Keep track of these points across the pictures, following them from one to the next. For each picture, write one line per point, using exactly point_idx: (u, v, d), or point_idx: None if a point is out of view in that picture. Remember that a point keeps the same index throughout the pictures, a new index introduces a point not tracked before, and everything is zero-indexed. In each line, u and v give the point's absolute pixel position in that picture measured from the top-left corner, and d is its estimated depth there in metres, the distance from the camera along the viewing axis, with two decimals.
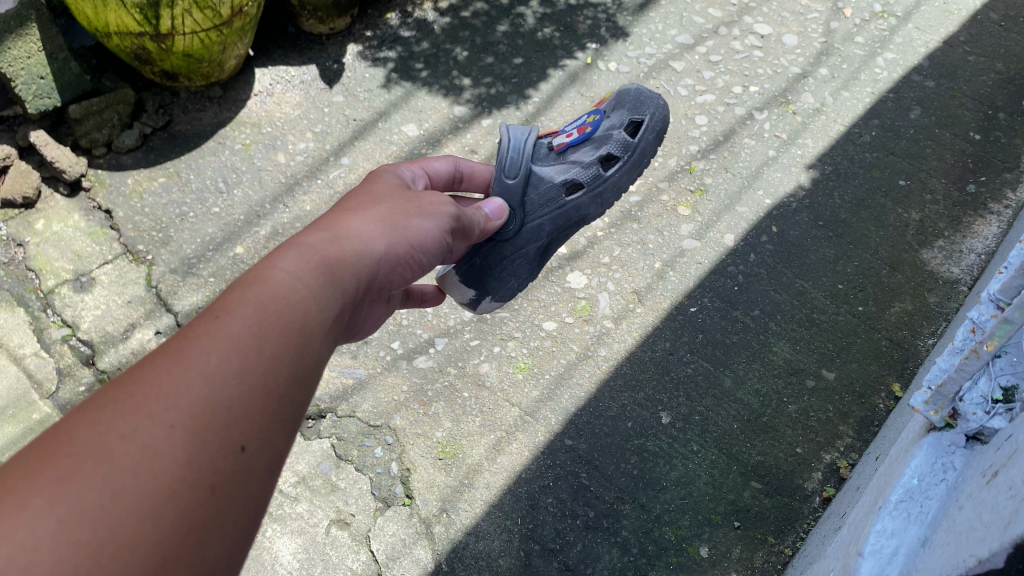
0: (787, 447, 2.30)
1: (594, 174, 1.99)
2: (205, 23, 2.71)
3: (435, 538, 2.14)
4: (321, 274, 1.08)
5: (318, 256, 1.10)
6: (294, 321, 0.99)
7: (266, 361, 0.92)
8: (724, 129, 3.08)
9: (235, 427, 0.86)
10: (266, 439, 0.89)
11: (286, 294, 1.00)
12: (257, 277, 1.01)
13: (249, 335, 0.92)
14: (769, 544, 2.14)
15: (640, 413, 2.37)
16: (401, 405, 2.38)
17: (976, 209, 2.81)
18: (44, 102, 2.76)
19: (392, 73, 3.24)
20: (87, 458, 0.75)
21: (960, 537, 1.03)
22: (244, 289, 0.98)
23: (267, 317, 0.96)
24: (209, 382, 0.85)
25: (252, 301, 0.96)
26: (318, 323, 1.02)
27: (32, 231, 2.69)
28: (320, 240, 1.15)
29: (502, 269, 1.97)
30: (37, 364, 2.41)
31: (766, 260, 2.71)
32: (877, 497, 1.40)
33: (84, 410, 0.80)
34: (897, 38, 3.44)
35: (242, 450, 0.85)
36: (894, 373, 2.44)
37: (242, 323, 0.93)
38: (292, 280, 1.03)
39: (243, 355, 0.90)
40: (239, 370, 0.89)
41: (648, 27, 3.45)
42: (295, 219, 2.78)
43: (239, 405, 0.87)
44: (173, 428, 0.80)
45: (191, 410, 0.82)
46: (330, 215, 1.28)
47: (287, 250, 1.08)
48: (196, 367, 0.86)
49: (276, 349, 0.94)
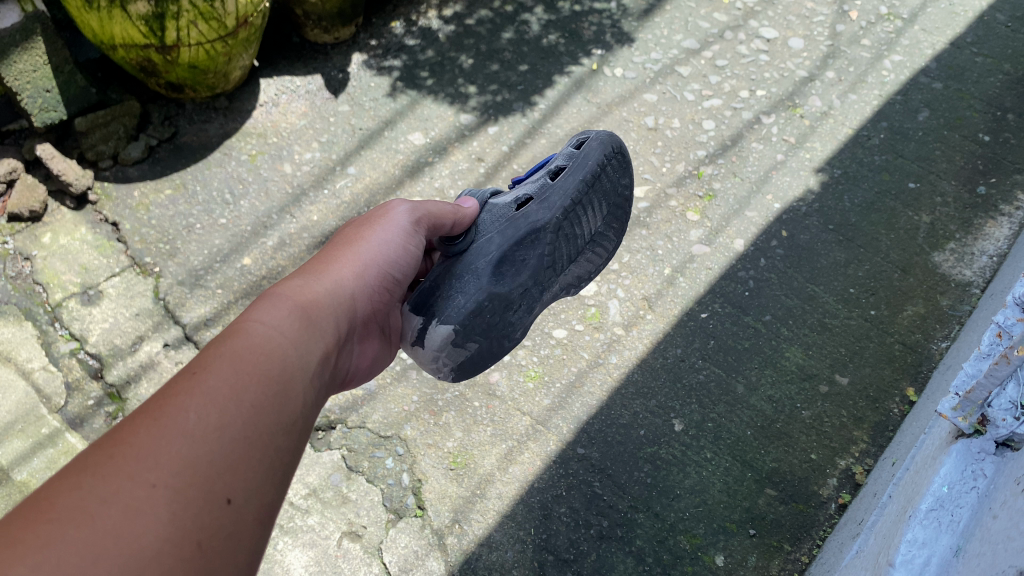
0: (802, 454, 2.28)
1: (540, 186, 1.84)
2: (210, 34, 2.71)
3: (447, 549, 2.12)
4: (289, 332, 1.22)
5: (286, 319, 1.24)
6: (265, 373, 1.12)
7: (242, 414, 1.03)
8: (732, 133, 3.07)
9: (217, 481, 0.94)
10: (247, 488, 0.98)
11: (260, 349, 1.14)
12: (228, 339, 1.15)
13: (224, 391, 1.04)
14: (785, 552, 2.12)
15: (653, 421, 2.35)
16: (411, 415, 2.36)
17: (987, 211, 2.79)
18: (50, 115, 2.77)
19: (397, 82, 3.23)
20: (69, 523, 0.82)
21: (996, 548, 1.00)
22: (219, 350, 1.11)
23: (241, 372, 1.08)
24: (188, 439, 0.95)
25: (226, 360, 1.09)
26: (290, 374, 1.16)
27: (39, 245, 2.69)
28: (288, 294, 1.31)
29: (452, 291, 1.71)
30: (45, 378, 2.39)
31: (777, 265, 2.69)
32: (904, 506, 1.39)
33: (65, 477, 0.87)
34: (903, 40, 3.43)
35: (227, 502, 0.94)
36: (908, 377, 2.42)
37: (216, 379, 1.05)
38: (262, 335, 1.18)
39: (220, 410, 1.01)
40: (217, 423, 0.99)
41: (652, 32, 3.45)
42: (302, 229, 2.77)
43: (220, 457, 0.96)
44: (156, 487, 0.88)
45: (174, 468, 0.91)
46: (298, 274, 1.44)
47: (259, 309, 1.24)
48: (174, 426, 0.96)
49: (250, 401, 1.06)
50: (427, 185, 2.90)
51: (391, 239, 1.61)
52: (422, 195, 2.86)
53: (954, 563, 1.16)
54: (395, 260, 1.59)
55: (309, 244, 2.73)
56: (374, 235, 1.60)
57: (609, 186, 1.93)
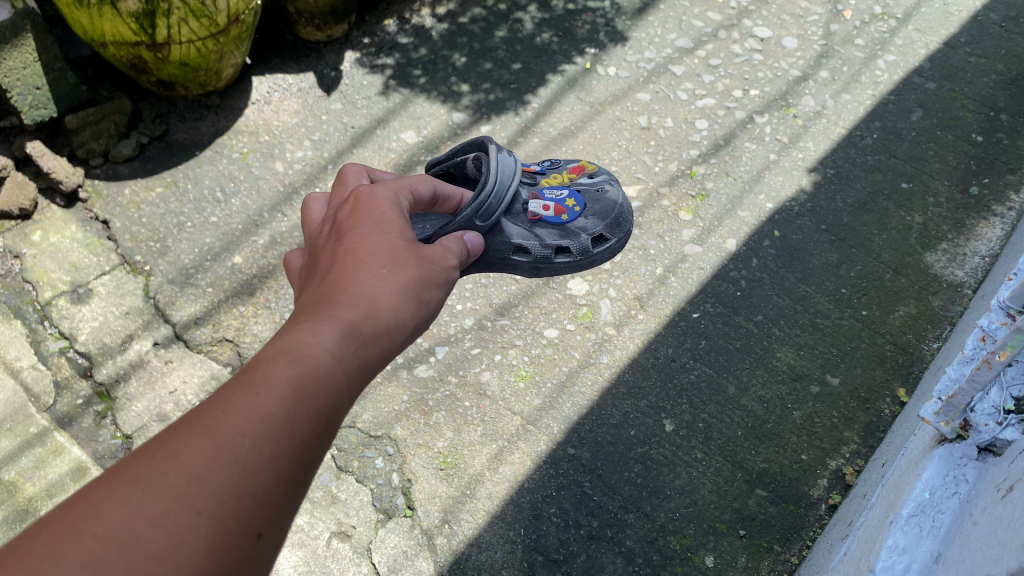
0: (792, 454, 2.28)
1: (541, 258, 1.95)
2: (201, 31, 2.69)
3: (436, 549, 2.12)
4: (357, 348, 1.04)
5: (354, 330, 1.06)
6: (332, 398, 0.96)
7: (297, 446, 0.89)
8: (725, 133, 3.07)
9: (256, 513, 0.83)
10: (284, 523, 0.86)
11: (325, 370, 0.97)
12: (296, 345, 0.98)
13: (285, 415, 0.89)
14: (774, 552, 2.12)
15: (644, 421, 2.34)
16: (401, 415, 2.36)
17: (980, 211, 2.79)
18: (40, 113, 2.74)
19: (390, 81, 3.23)
20: (111, 543, 0.73)
21: (974, 556, 1.00)
22: (285, 358, 0.94)
23: (305, 395, 0.92)
24: (237, 467, 0.82)
25: (292, 377, 0.93)
26: (352, 402, 1.00)
27: (29, 243, 2.68)
28: (353, 306, 1.11)
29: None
30: (34, 377, 2.39)
31: (769, 265, 2.69)
32: (887, 511, 1.38)
33: (108, 483, 0.77)
34: (897, 40, 3.42)
35: (260, 537, 0.83)
36: (900, 378, 2.41)
37: (279, 402, 0.89)
38: (329, 349, 1.00)
39: (276, 437, 0.87)
40: (271, 453, 0.86)
41: (646, 31, 3.44)
42: (293, 227, 2.76)
43: (266, 491, 0.84)
44: (199, 515, 0.78)
45: (220, 496, 0.80)
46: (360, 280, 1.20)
47: (327, 319, 1.05)
48: (227, 448, 0.83)
49: (308, 432, 0.91)
50: None
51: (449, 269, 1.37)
52: None
53: (933, 569, 1.16)
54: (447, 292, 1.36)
55: (299, 243, 2.72)
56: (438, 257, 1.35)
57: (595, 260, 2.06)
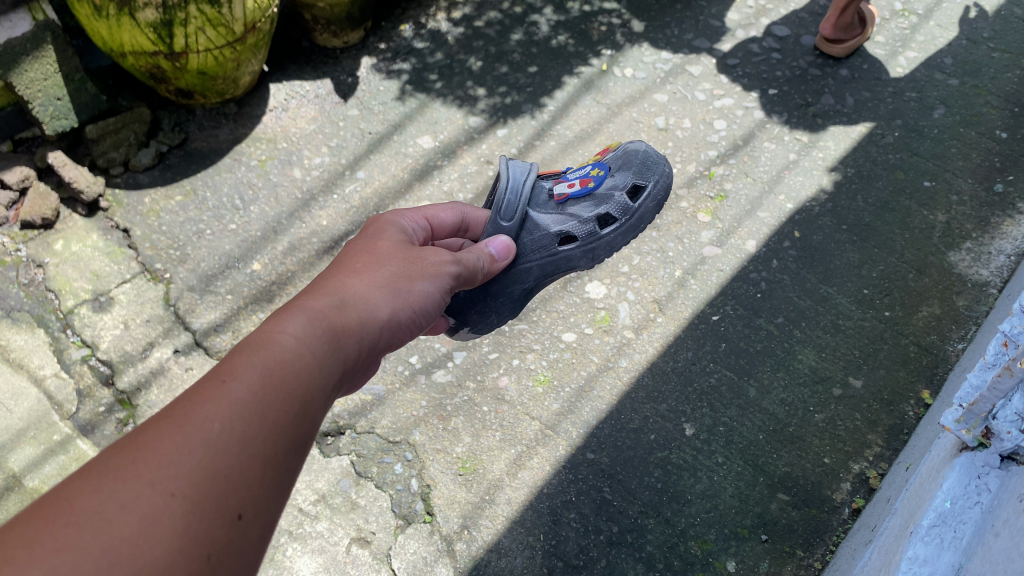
0: (815, 458, 2.25)
1: (587, 229, 1.98)
2: (219, 40, 2.71)
3: (456, 556, 2.11)
4: (325, 338, 1.06)
5: (322, 323, 1.09)
6: (301, 384, 0.98)
7: (266, 429, 0.91)
8: (744, 133, 3.04)
9: (232, 494, 0.84)
10: (263, 503, 0.88)
11: (293, 359, 0.99)
12: (261, 338, 1.00)
13: (253, 401, 0.91)
14: (797, 557, 2.09)
15: (664, 425, 2.33)
16: (420, 420, 2.36)
17: (1004, 209, 2.75)
18: (61, 123, 2.79)
19: (406, 86, 3.23)
20: (86, 528, 0.74)
21: (997, 569, 0.99)
22: (249, 351, 0.97)
23: (272, 384, 0.95)
24: (210, 450, 0.84)
25: (257, 365, 0.95)
26: (323, 390, 1.02)
27: (51, 252, 2.70)
28: (323, 307, 1.13)
29: (486, 304, 1.95)
30: (57, 385, 2.40)
31: (789, 266, 2.66)
32: (908, 521, 1.35)
33: (81, 474, 0.79)
34: (918, 37, 3.38)
35: (238, 518, 0.84)
36: (924, 379, 2.38)
37: (246, 387, 0.92)
38: (296, 338, 1.03)
39: (246, 421, 0.89)
40: (241, 436, 0.88)
41: (663, 32, 3.43)
42: (312, 233, 2.77)
43: (239, 473, 0.86)
44: (174, 496, 0.79)
45: (194, 478, 0.82)
46: (329, 288, 1.21)
47: (294, 314, 1.07)
48: (197, 434, 0.85)
49: (278, 415, 0.93)
50: (436, 189, 2.89)
51: (430, 288, 1.36)
52: (431, 199, 2.86)
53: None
54: (427, 310, 1.35)
55: (317, 248, 2.73)
56: (414, 274, 1.35)
57: (641, 226, 2.05)
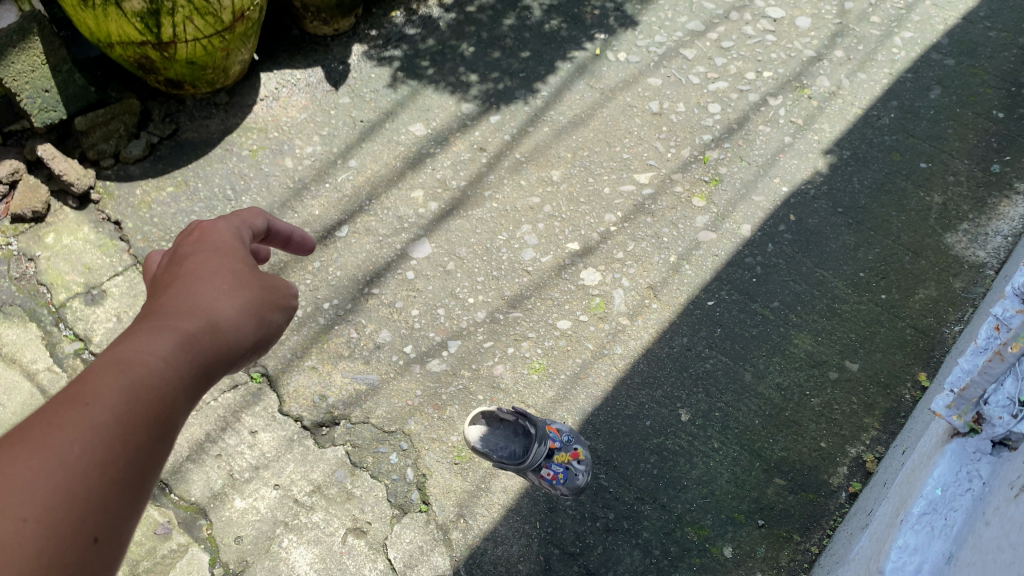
0: (811, 442, 2.25)
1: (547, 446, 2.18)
2: (207, 29, 2.69)
3: (452, 544, 2.10)
4: (203, 338, 0.77)
5: (198, 318, 0.78)
6: (173, 391, 0.71)
7: (131, 449, 0.65)
8: (738, 116, 3.02)
9: (89, 519, 0.61)
10: (129, 527, 0.64)
11: (161, 363, 0.72)
12: (114, 345, 0.71)
13: (116, 415, 0.66)
14: (794, 542, 2.09)
15: (659, 411, 2.32)
16: (415, 410, 2.34)
17: (1001, 190, 2.74)
18: (50, 115, 2.76)
19: (398, 73, 3.21)
20: None
21: (987, 559, 0.99)
22: (104, 357, 0.69)
23: (137, 393, 0.68)
24: (49, 486, 0.60)
25: (117, 371, 0.68)
26: (201, 401, 0.74)
27: (43, 245, 2.68)
28: (197, 295, 0.81)
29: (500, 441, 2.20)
30: (50, 379, 2.39)
31: (784, 250, 2.64)
32: (899, 509, 1.33)
33: None
34: (914, 16, 3.36)
35: (95, 543, 0.61)
36: (920, 362, 2.37)
37: (106, 402, 0.66)
38: (170, 346, 0.74)
39: (106, 442, 0.64)
40: (96, 461, 0.63)
41: (656, 14, 3.40)
42: (304, 223, 2.76)
43: (96, 506, 0.62)
44: (26, 525, 0.57)
45: (36, 519, 0.58)
46: (187, 269, 0.84)
47: (158, 310, 0.77)
48: (45, 458, 0.61)
49: (145, 433, 0.67)
50: (429, 177, 2.88)
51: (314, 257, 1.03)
52: (424, 187, 2.85)
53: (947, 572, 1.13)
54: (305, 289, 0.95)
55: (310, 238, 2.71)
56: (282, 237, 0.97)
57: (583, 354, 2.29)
